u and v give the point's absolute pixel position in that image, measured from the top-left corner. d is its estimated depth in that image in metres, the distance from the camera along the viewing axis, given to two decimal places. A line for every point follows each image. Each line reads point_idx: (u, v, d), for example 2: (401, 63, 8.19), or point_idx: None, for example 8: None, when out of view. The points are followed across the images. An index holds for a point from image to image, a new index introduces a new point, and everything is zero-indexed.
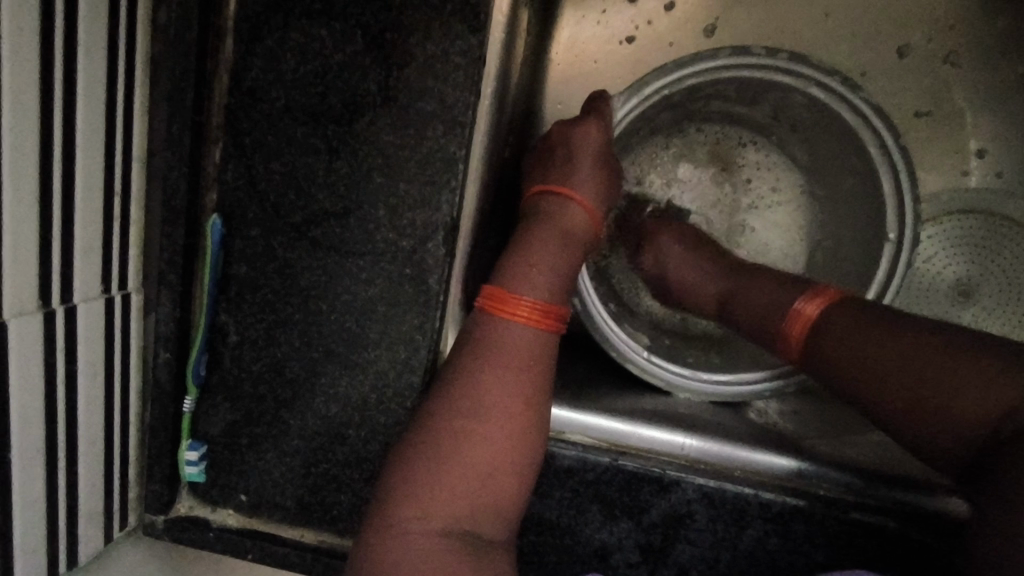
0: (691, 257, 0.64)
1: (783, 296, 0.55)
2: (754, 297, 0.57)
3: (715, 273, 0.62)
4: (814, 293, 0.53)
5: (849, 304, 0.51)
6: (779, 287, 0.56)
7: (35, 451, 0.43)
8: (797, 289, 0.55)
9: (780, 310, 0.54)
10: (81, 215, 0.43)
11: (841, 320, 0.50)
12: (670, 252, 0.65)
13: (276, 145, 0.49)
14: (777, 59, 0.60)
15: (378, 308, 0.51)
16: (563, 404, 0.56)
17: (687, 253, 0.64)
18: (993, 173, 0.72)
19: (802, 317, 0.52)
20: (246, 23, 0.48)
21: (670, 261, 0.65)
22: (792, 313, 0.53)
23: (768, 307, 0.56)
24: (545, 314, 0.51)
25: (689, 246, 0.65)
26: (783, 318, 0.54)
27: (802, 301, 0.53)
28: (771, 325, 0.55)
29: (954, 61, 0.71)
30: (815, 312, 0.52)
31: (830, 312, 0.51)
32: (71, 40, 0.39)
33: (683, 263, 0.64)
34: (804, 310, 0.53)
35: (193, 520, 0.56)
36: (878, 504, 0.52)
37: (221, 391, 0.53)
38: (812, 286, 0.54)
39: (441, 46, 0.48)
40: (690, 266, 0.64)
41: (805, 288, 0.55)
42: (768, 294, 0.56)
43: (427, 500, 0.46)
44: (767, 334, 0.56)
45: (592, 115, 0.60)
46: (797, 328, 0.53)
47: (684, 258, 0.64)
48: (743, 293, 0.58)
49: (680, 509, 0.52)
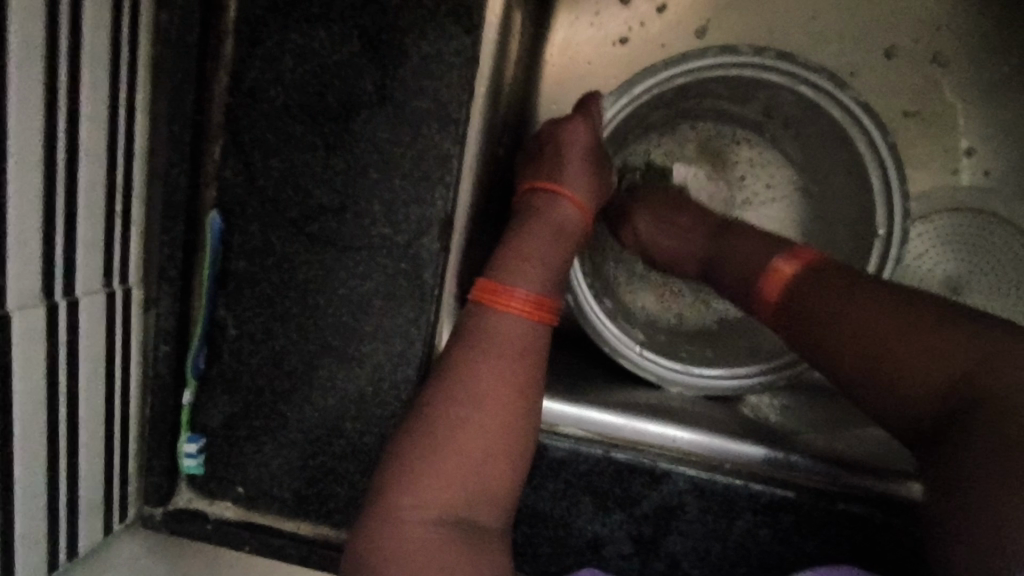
0: (667, 223, 0.64)
1: (763, 254, 0.55)
2: (733, 258, 0.57)
3: (692, 240, 0.62)
4: (793, 252, 0.54)
5: (827, 265, 0.52)
6: (756, 245, 0.56)
7: (37, 441, 0.44)
8: (776, 248, 0.55)
9: (759, 267, 0.55)
10: (84, 209, 0.44)
11: (819, 279, 0.51)
12: (647, 225, 0.65)
13: (274, 142, 0.51)
14: (764, 58, 0.61)
15: (373, 302, 0.52)
16: (557, 397, 0.57)
17: (664, 221, 0.64)
18: (982, 171, 0.73)
19: (778, 275, 0.53)
20: (246, 23, 0.49)
21: (649, 229, 0.65)
22: (770, 270, 0.53)
23: (746, 266, 0.56)
24: (537, 305, 0.52)
25: (665, 213, 0.65)
26: (760, 277, 0.54)
27: (779, 259, 0.54)
28: (748, 282, 0.55)
29: (941, 61, 0.72)
30: (793, 269, 0.52)
31: (807, 272, 0.52)
32: (76, 40, 0.41)
33: (659, 229, 0.64)
34: (781, 268, 0.53)
35: (192, 512, 0.57)
36: (867, 496, 0.52)
37: (220, 385, 0.54)
38: (789, 245, 0.55)
39: (435, 45, 0.49)
40: (667, 233, 0.64)
41: (785, 246, 0.55)
42: (746, 253, 0.56)
43: (422, 488, 0.46)
44: (743, 291, 0.56)
45: (580, 114, 0.61)
46: (772, 285, 0.53)
47: (661, 225, 0.64)
48: (723, 257, 0.58)
49: (672, 501, 0.52)
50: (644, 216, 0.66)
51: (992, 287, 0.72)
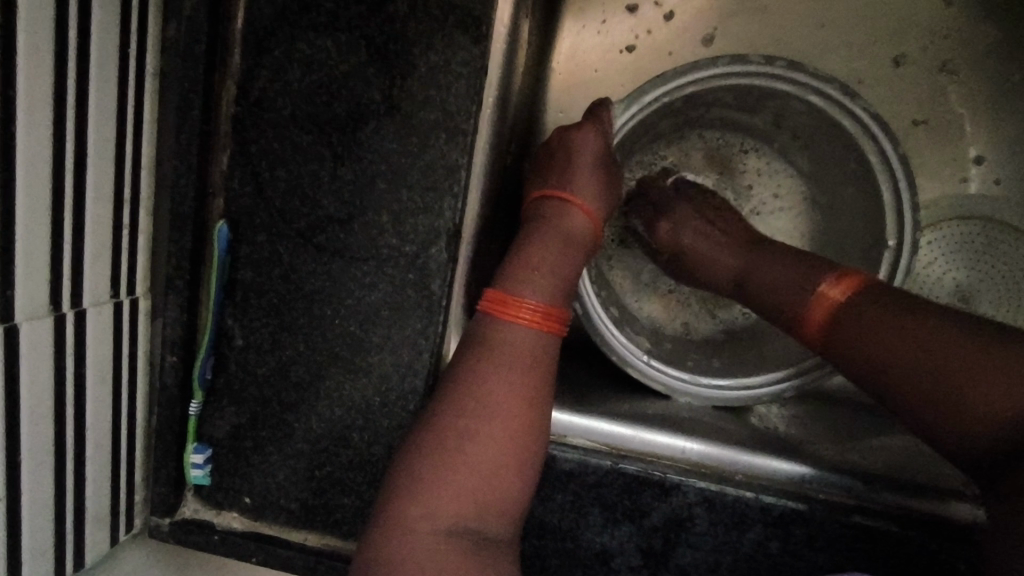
0: (710, 228, 0.64)
1: (808, 278, 0.54)
2: (776, 282, 0.56)
3: (736, 246, 0.62)
4: (837, 276, 0.52)
5: (876, 289, 0.50)
6: (801, 268, 0.55)
7: (44, 453, 0.44)
8: (821, 271, 0.53)
9: (805, 292, 0.53)
10: (91, 221, 0.44)
11: (869, 306, 0.49)
12: (686, 230, 0.65)
13: (282, 153, 0.51)
14: (775, 67, 0.60)
15: (381, 312, 0.52)
16: (565, 408, 0.56)
17: (704, 228, 0.64)
18: (991, 179, 0.72)
19: (826, 300, 0.51)
20: (253, 34, 0.49)
21: (689, 233, 0.65)
22: (816, 296, 0.52)
23: (790, 289, 0.54)
24: (547, 316, 0.52)
25: (709, 217, 0.66)
26: (806, 301, 0.53)
27: (827, 284, 0.52)
28: (793, 307, 0.54)
29: (951, 69, 0.72)
30: (840, 295, 0.51)
31: (855, 299, 0.50)
32: (85, 51, 0.41)
33: (699, 233, 0.64)
34: (828, 293, 0.51)
35: (197, 523, 0.57)
36: (880, 508, 0.52)
37: (228, 396, 0.54)
38: (836, 268, 0.53)
39: (444, 56, 0.49)
40: (707, 239, 0.63)
41: (828, 269, 0.53)
42: (790, 275, 0.55)
43: (432, 500, 0.46)
44: (788, 316, 0.54)
45: (590, 121, 0.61)
46: (818, 311, 0.52)
47: (704, 227, 0.64)
48: (764, 278, 0.57)
49: (681, 512, 0.52)
50: (688, 214, 0.66)
51: (1003, 296, 0.71)
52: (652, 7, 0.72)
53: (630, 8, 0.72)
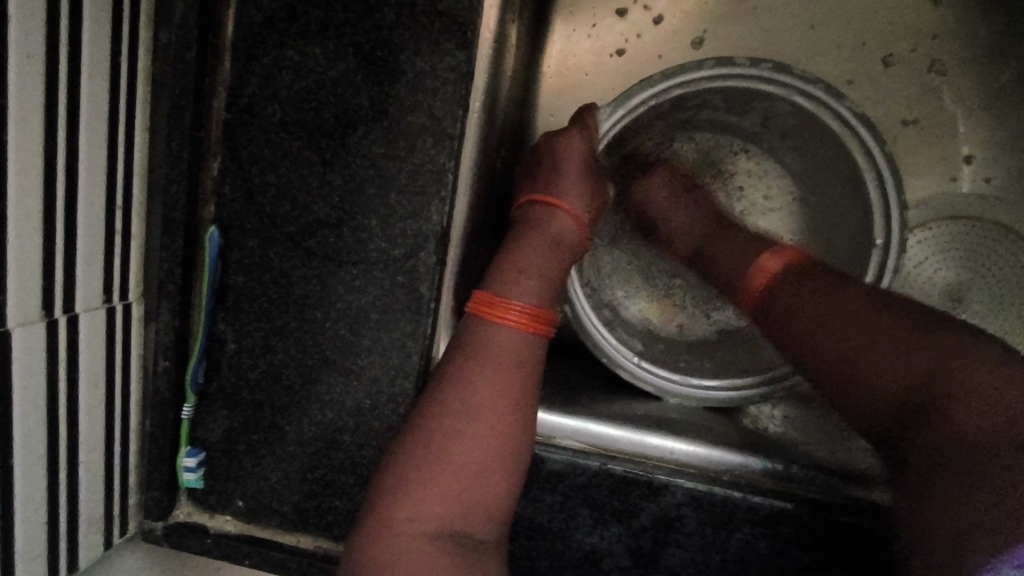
0: (677, 201, 0.68)
1: (752, 253, 0.57)
2: (724, 252, 0.60)
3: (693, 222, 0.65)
4: (779, 250, 0.55)
5: (812, 265, 0.52)
6: (748, 246, 0.58)
7: (36, 457, 0.44)
8: (765, 248, 0.57)
9: (747, 264, 0.56)
10: (82, 227, 0.45)
11: (802, 276, 0.52)
12: (656, 190, 0.69)
13: (271, 158, 0.51)
14: (761, 70, 0.60)
15: (370, 315, 0.52)
16: (554, 410, 0.57)
17: (675, 195, 0.68)
18: (982, 178, 0.73)
19: (765, 270, 0.54)
20: (243, 41, 0.50)
21: (658, 204, 0.68)
22: (756, 267, 0.55)
23: (734, 257, 0.58)
24: (535, 318, 0.53)
25: (677, 185, 0.68)
26: (747, 271, 0.56)
27: (766, 255, 0.55)
28: (735, 276, 0.57)
29: (939, 69, 0.72)
30: (776, 265, 0.54)
31: (791, 270, 0.53)
32: (75, 60, 0.41)
33: (665, 209, 0.68)
34: (767, 264, 0.55)
35: (191, 526, 0.57)
36: (867, 505, 0.52)
37: (221, 400, 0.55)
38: (779, 244, 0.56)
39: (431, 61, 0.49)
40: (676, 203, 0.67)
41: (773, 245, 0.56)
42: (738, 253, 0.58)
43: (419, 501, 0.46)
44: (730, 285, 0.58)
45: (577, 126, 0.61)
46: (758, 280, 0.55)
47: (672, 194, 0.68)
48: (711, 250, 0.62)
49: (670, 513, 0.52)
50: (659, 183, 0.69)
51: (996, 295, 0.71)
52: (642, 11, 0.73)
53: (620, 12, 0.73)
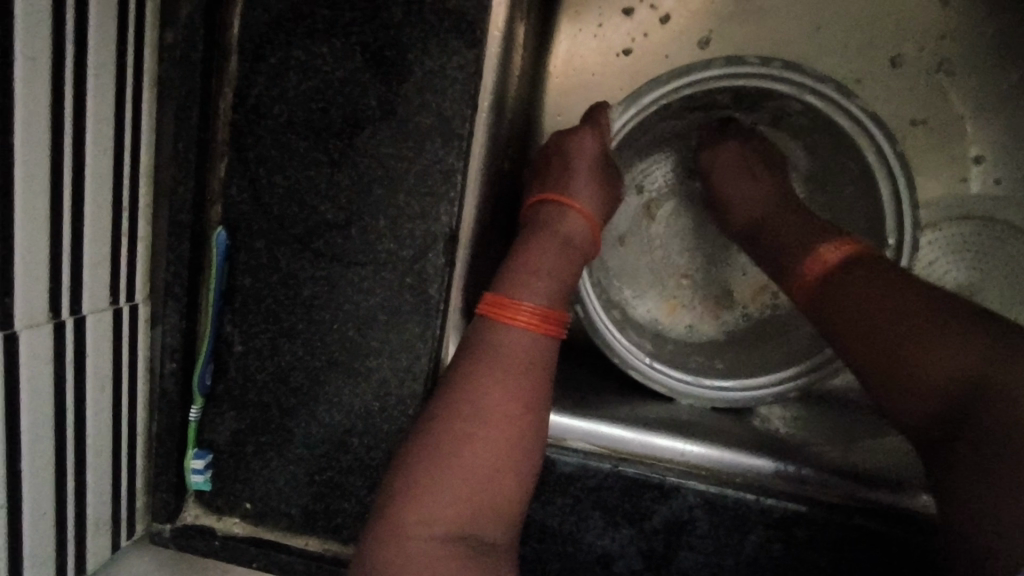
0: (744, 175, 0.64)
1: (810, 241, 0.54)
2: (783, 234, 0.58)
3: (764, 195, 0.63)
4: (841, 240, 0.53)
5: (875, 260, 0.50)
6: (810, 232, 0.56)
7: (44, 460, 0.44)
8: (824, 237, 0.54)
9: (805, 252, 0.54)
10: (90, 228, 0.44)
11: (860, 269, 0.49)
12: (727, 159, 0.66)
13: (279, 159, 0.51)
14: (771, 68, 0.60)
15: (379, 316, 0.52)
16: (565, 411, 0.56)
17: (748, 168, 0.64)
18: (992, 179, 0.72)
19: (821, 259, 0.52)
20: (249, 41, 0.49)
21: (727, 175, 0.65)
22: (815, 254, 0.53)
23: (792, 241, 0.56)
24: (545, 319, 0.52)
25: (752, 161, 0.65)
26: (804, 259, 0.53)
27: (828, 245, 0.53)
28: (793, 263, 0.55)
29: (948, 69, 0.71)
30: (837, 255, 0.51)
31: (854, 260, 0.50)
32: (81, 59, 0.41)
33: (733, 176, 0.65)
34: (825, 253, 0.52)
35: (199, 529, 0.57)
36: (879, 508, 0.52)
37: (228, 401, 0.54)
38: (844, 235, 0.53)
39: (439, 61, 0.49)
40: (745, 179, 0.64)
41: (832, 235, 0.54)
42: (796, 238, 0.56)
43: (431, 504, 0.46)
44: (786, 270, 0.55)
45: (588, 126, 0.61)
46: (814, 268, 0.52)
47: (744, 167, 0.64)
48: (772, 230, 0.59)
49: (682, 515, 0.52)
50: (734, 153, 0.66)
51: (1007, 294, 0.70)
52: (649, 9, 0.72)
53: (627, 11, 0.72)
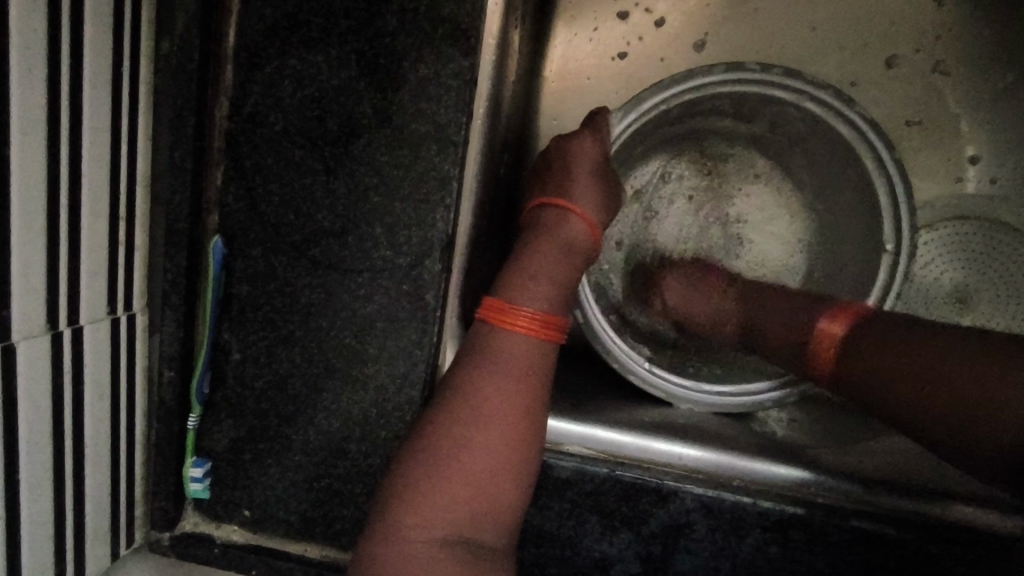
0: (693, 292, 0.66)
1: (809, 314, 0.57)
2: (772, 317, 0.60)
3: (725, 301, 0.64)
4: (839, 312, 0.55)
5: (876, 326, 0.53)
6: (807, 306, 0.58)
7: (42, 471, 0.44)
8: (824, 309, 0.57)
9: (806, 329, 0.56)
10: (87, 240, 0.45)
11: (869, 335, 0.52)
12: (671, 291, 0.67)
13: (275, 167, 0.51)
14: (771, 75, 0.60)
15: (375, 324, 0.52)
16: (562, 415, 0.56)
17: (694, 280, 0.67)
18: (987, 179, 0.72)
19: (827, 336, 0.54)
20: (244, 50, 0.50)
21: (681, 289, 0.67)
22: (817, 333, 0.55)
23: (790, 321, 0.58)
24: (545, 325, 0.52)
25: (693, 280, 0.67)
26: (807, 338, 0.56)
27: (825, 320, 0.55)
28: (797, 345, 0.57)
29: (942, 70, 0.72)
30: (840, 330, 0.54)
31: (852, 334, 0.53)
32: (78, 71, 0.41)
33: (687, 292, 0.66)
34: (828, 329, 0.55)
35: (198, 536, 0.57)
36: (876, 509, 0.52)
37: (225, 409, 0.55)
38: (837, 304, 0.56)
39: (434, 68, 0.49)
40: (697, 296, 0.66)
41: (831, 306, 0.57)
42: (797, 313, 0.58)
43: (427, 509, 0.46)
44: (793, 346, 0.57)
45: (586, 131, 0.61)
46: (822, 346, 0.55)
47: (691, 286, 0.66)
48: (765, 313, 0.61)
49: (679, 519, 0.52)
50: (673, 281, 0.67)
51: (1001, 293, 0.71)
52: (644, 13, 0.73)
53: (622, 15, 0.73)
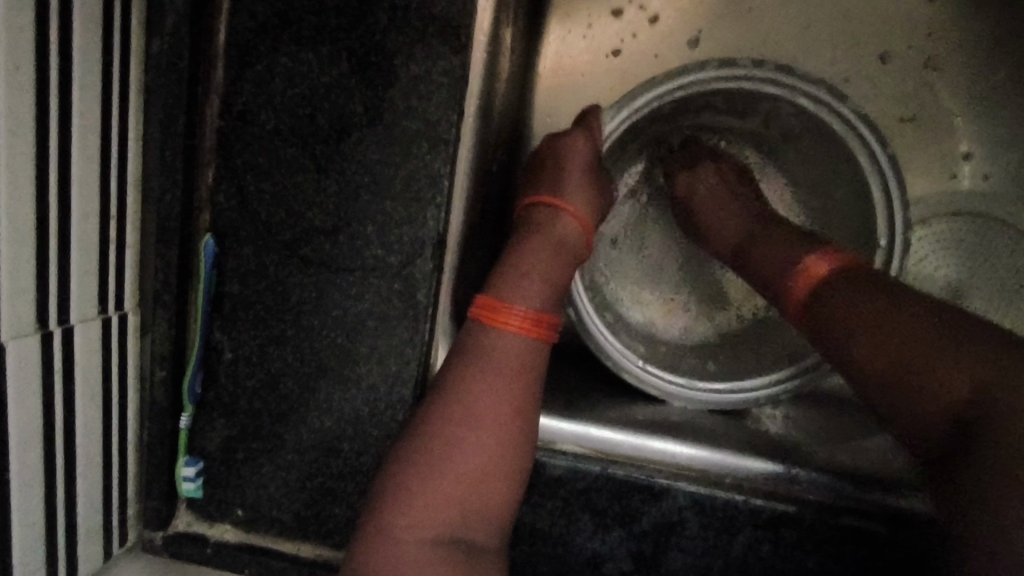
0: (726, 200, 0.64)
1: (794, 254, 0.54)
2: (761, 254, 0.58)
3: (739, 218, 0.62)
4: (827, 251, 0.52)
5: (862, 271, 0.50)
6: (794, 245, 0.55)
7: (34, 471, 0.44)
8: (810, 249, 0.54)
9: (790, 265, 0.54)
10: (77, 239, 0.44)
11: (852, 280, 0.49)
12: (703, 183, 0.65)
13: (266, 165, 0.51)
14: (765, 71, 0.60)
15: (367, 323, 0.52)
16: (554, 414, 0.56)
17: (721, 189, 0.65)
18: (982, 175, 0.72)
19: (809, 273, 0.52)
20: (235, 48, 0.49)
21: (704, 188, 0.65)
22: (802, 269, 0.52)
23: (776, 260, 0.55)
24: (536, 323, 0.52)
25: (728, 186, 0.65)
26: (792, 273, 0.53)
27: (814, 257, 0.52)
28: (777, 281, 0.54)
29: (936, 66, 0.72)
30: (825, 269, 0.51)
31: (841, 273, 0.51)
32: (66, 70, 0.41)
33: (712, 198, 0.64)
34: (813, 266, 0.52)
35: (190, 536, 0.57)
36: (867, 507, 0.52)
37: (218, 408, 0.54)
38: (825, 245, 0.54)
39: (424, 66, 0.49)
40: (722, 204, 0.64)
41: (817, 247, 0.54)
42: (785, 250, 0.55)
43: (417, 508, 0.46)
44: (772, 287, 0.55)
45: (578, 129, 0.61)
46: (803, 283, 0.52)
47: (720, 191, 0.64)
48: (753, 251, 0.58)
49: (671, 517, 0.52)
50: (710, 176, 0.66)
51: (995, 291, 0.72)
52: (638, 10, 0.73)
53: (616, 12, 0.73)
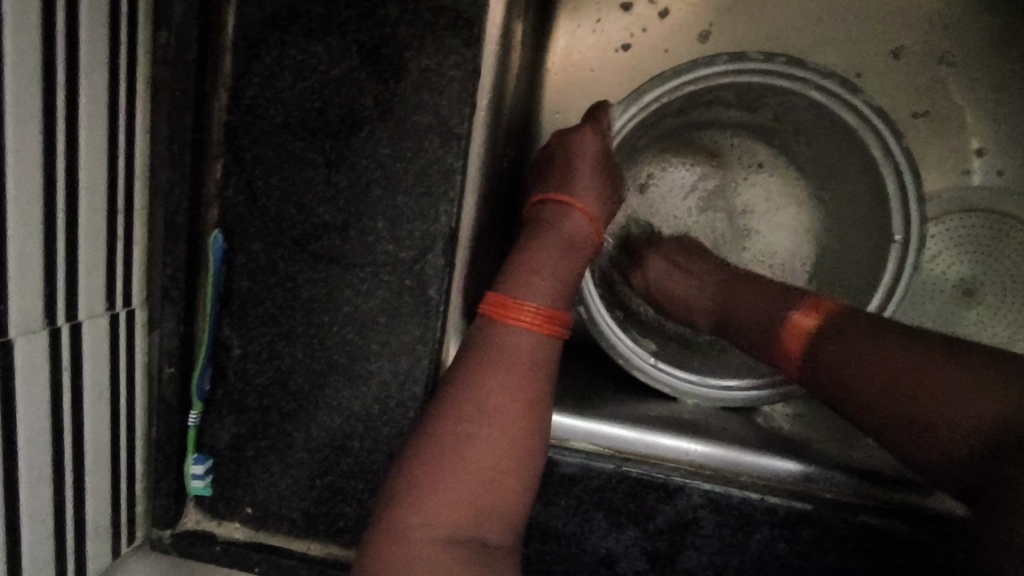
0: (678, 273, 0.65)
1: (780, 306, 0.56)
2: (750, 304, 0.58)
3: (705, 284, 0.63)
4: (810, 304, 0.54)
5: (846, 318, 0.52)
6: (778, 298, 0.57)
7: (41, 469, 0.43)
8: (794, 301, 0.55)
9: (777, 321, 0.55)
10: (84, 233, 0.44)
11: (838, 334, 0.51)
12: (655, 269, 0.66)
13: (275, 159, 0.50)
14: (775, 64, 0.59)
15: (378, 320, 0.51)
16: (566, 412, 0.56)
17: (676, 266, 0.65)
18: (995, 171, 0.72)
19: (798, 328, 0.53)
20: (244, 40, 0.49)
21: (661, 275, 0.66)
22: (789, 325, 0.54)
23: (765, 318, 0.56)
24: (548, 320, 0.52)
25: (679, 260, 0.66)
26: (779, 330, 0.54)
27: (799, 313, 0.54)
28: (767, 336, 0.56)
29: (950, 60, 0.71)
30: (811, 323, 0.53)
31: (826, 324, 0.52)
32: (73, 60, 0.40)
33: (670, 279, 0.65)
34: (800, 321, 0.53)
35: (199, 534, 0.57)
36: (886, 505, 0.52)
37: (227, 406, 0.54)
38: (807, 297, 0.55)
39: (436, 59, 0.48)
40: (680, 281, 0.64)
41: (802, 298, 0.55)
42: (770, 303, 0.57)
43: (432, 506, 0.45)
44: (761, 338, 0.57)
45: (588, 124, 0.60)
46: (793, 339, 0.53)
47: (673, 270, 0.65)
48: (738, 303, 0.59)
49: (687, 515, 0.52)
50: (655, 260, 0.66)
51: (1006, 289, 0.71)
52: (648, 4, 0.72)
53: (626, 6, 0.72)
